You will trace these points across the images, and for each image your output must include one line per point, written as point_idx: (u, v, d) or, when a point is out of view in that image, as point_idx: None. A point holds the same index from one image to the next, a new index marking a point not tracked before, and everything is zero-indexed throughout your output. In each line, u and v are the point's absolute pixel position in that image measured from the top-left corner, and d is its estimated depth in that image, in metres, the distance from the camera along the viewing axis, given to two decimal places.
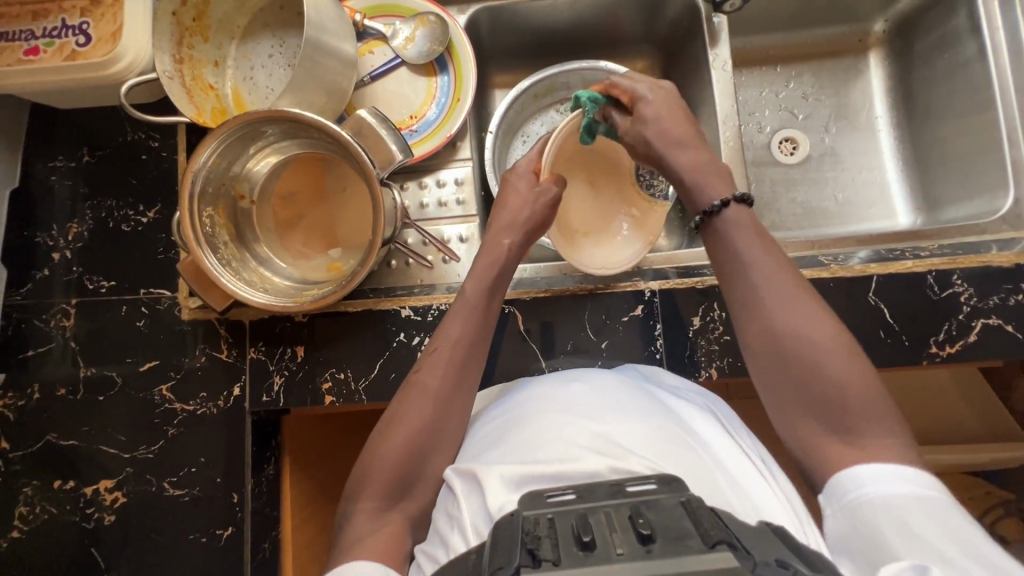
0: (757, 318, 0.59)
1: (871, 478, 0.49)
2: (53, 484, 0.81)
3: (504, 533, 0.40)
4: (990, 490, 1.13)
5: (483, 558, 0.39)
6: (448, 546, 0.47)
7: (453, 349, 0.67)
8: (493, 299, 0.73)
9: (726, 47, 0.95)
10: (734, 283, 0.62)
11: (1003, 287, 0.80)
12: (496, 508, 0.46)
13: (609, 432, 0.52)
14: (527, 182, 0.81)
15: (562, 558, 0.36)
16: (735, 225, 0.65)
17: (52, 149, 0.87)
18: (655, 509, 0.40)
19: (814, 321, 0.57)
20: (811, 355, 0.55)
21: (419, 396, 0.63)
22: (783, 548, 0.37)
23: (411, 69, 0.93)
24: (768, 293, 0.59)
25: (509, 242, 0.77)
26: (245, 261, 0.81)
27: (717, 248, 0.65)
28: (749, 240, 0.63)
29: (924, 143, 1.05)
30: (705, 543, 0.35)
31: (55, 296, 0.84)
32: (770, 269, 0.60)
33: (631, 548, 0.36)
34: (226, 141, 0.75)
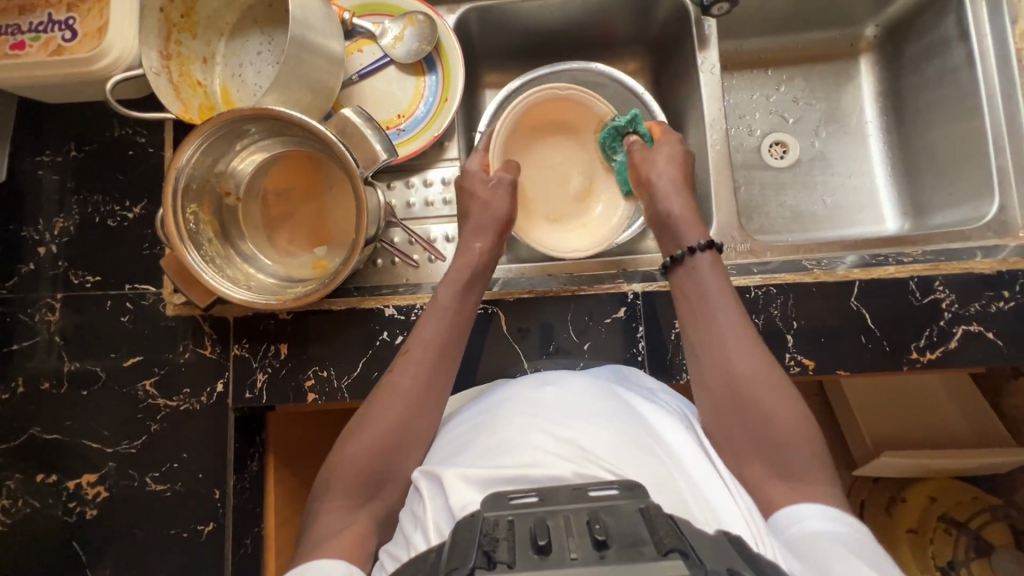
0: (716, 355, 0.62)
1: (809, 513, 0.51)
2: (36, 478, 0.82)
3: (463, 534, 0.40)
4: (977, 496, 1.13)
5: (441, 558, 0.40)
6: (410, 546, 0.47)
7: (428, 348, 0.68)
8: (467, 299, 0.74)
9: (715, 50, 0.95)
10: (699, 320, 0.66)
11: (984, 294, 0.80)
12: (458, 507, 0.47)
13: (576, 437, 0.52)
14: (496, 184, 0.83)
15: (517, 561, 0.37)
16: (707, 265, 0.69)
17: (39, 144, 0.87)
18: (614, 515, 0.40)
19: (768, 366, 0.60)
20: (763, 395, 0.58)
21: (392, 395, 0.63)
22: (737, 560, 0.38)
23: (399, 68, 0.93)
24: (729, 334, 0.63)
25: (481, 246, 0.78)
26: (229, 258, 0.81)
27: (688, 284, 0.69)
28: (720, 282, 0.68)
29: (913, 149, 1.06)
30: (658, 551, 0.36)
31: (40, 291, 0.85)
32: (733, 310, 0.65)
33: (586, 553, 0.37)
34: (209, 139, 0.75)
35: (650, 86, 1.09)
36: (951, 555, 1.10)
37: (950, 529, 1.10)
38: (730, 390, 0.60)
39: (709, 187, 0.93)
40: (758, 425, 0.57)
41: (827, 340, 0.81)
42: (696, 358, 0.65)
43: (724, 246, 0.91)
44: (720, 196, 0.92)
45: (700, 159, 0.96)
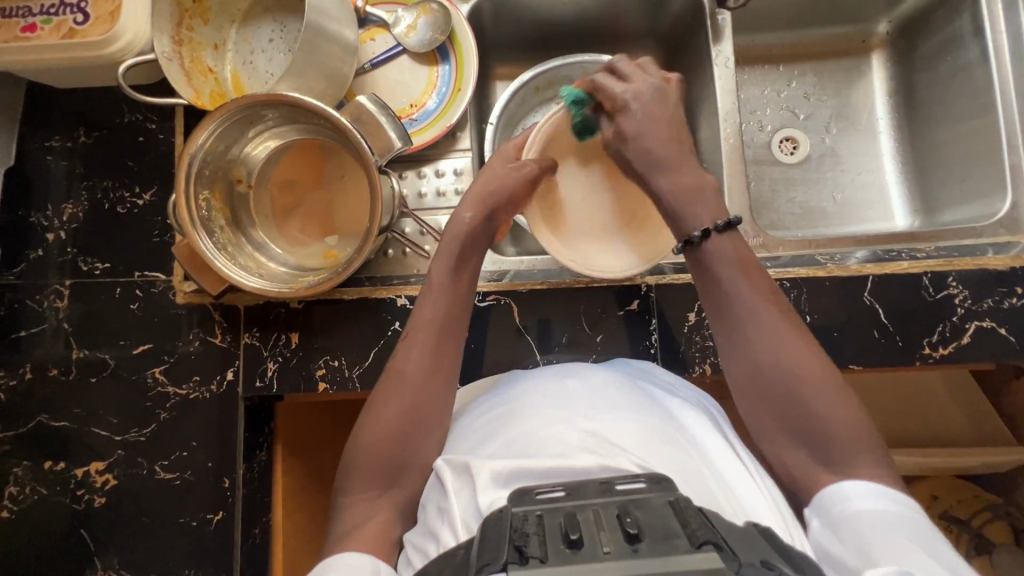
0: (746, 356, 0.59)
1: (857, 493, 0.49)
2: (44, 465, 0.81)
3: (493, 529, 0.40)
4: (979, 494, 1.13)
5: (471, 554, 0.39)
6: (438, 540, 0.47)
7: (427, 329, 0.67)
8: (460, 273, 0.73)
9: (729, 44, 0.94)
10: (721, 317, 0.62)
11: (998, 290, 0.80)
12: (485, 503, 0.46)
13: (601, 430, 0.52)
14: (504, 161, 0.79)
15: (549, 556, 0.37)
16: (718, 255, 0.64)
17: (48, 128, 0.86)
18: (644, 508, 0.40)
19: (798, 358, 0.57)
20: (794, 391, 0.56)
21: (398, 381, 0.63)
22: (769, 550, 0.38)
23: (413, 57, 0.92)
24: (753, 325, 0.60)
25: (471, 215, 0.75)
26: (240, 246, 0.81)
27: (702, 280, 0.65)
28: (733, 270, 0.63)
29: (924, 146, 1.06)
30: (692, 543, 0.36)
31: (48, 277, 0.84)
32: (755, 301, 0.61)
33: (619, 547, 0.37)
34: (223, 124, 0.74)
35: None
36: None
37: (952, 526, 1.11)
38: (766, 387, 0.57)
39: (722, 181, 0.93)
40: (788, 417, 0.56)
41: (839, 334, 0.81)
42: (727, 355, 0.61)
43: None
44: (733, 190, 0.92)
45: (712, 153, 0.96)
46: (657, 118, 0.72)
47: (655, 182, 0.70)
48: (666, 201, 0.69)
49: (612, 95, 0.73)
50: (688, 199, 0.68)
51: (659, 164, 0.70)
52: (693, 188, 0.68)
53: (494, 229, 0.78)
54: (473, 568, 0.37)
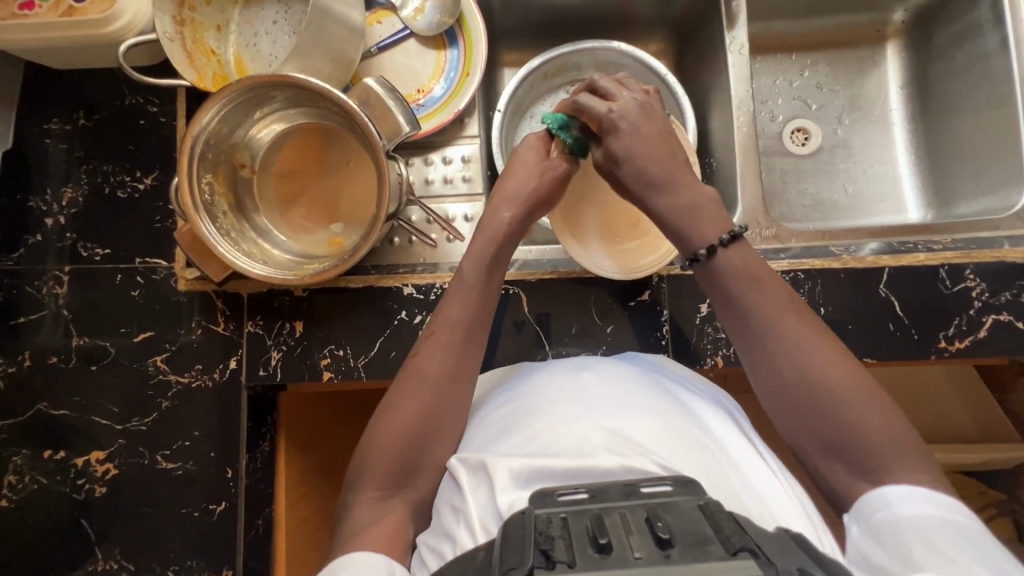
0: (771, 369, 0.57)
1: (900, 497, 0.48)
2: (43, 454, 0.80)
3: (516, 531, 0.39)
4: (984, 490, 1.13)
5: (493, 556, 0.38)
6: (454, 541, 0.46)
7: (456, 330, 0.65)
8: (492, 278, 0.70)
9: (744, 30, 0.92)
10: (738, 329, 0.60)
11: (1015, 284, 0.79)
12: (505, 505, 0.45)
13: (623, 426, 0.51)
14: (537, 154, 0.75)
15: (577, 561, 0.36)
16: (728, 265, 0.62)
17: (46, 110, 0.84)
18: (673, 512, 0.40)
19: (825, 368, 0.55)
20: (828, 400, 0.54)
21: (418, 379, 0.62)
22: (804, 558, 0.37)
23: (420, 41, 0.90)
24: (777, 339, 0.57)
25: (510, 216, 0.73)
26: (243, 232, 0.79)
27: (714, 293, 0.63)
28: (740, 279, 0.61)
29: (939, 137, 1.04)
30: (726, 550, 0.35)
31: (47, 263, 0.82)
32: (769, 311, 0.58)
33: (650, 552, 0.36)
34: (229, 106, 0.73)
35: (673, 67, 1.06)
36: None
37: None
38: (795, 402, 0.55)
39: (734, 171, 0.91)
40: (821, 417, 0.54)
41: (854, 327, 0.80)
42: (752, 369, 0.59)
43: (748, 230, 0.89)
44: (745, 179, 0.90)
45: (725, 143, 0.94)
46: (647, 132, 0.69)
47: (652, 200, 0.67)
48: (665, 221, 0.66)
49: (599, 109, 0.70)
50: (689, 217, 0.65)
51: (656, 183, 0.67)
52: (693, 207, 0.65)
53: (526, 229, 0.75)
54: (497, 572, 0.36)
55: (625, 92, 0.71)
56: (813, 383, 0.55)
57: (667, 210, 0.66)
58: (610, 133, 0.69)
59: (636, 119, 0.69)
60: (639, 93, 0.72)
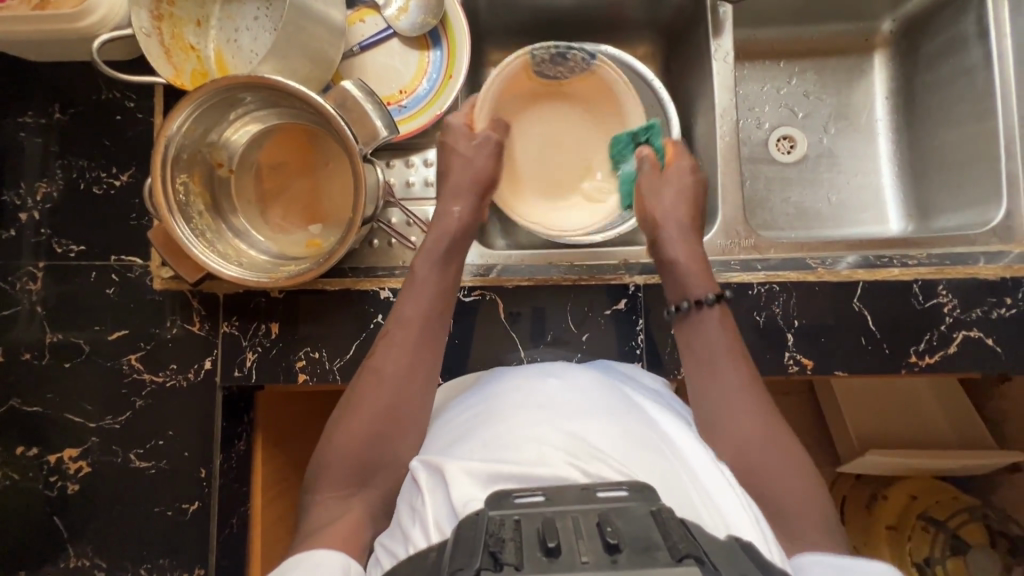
0: (722, 421, 0.60)
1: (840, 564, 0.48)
2: (16, 450, 0.80)
3: (468, 534, 0.41)
4: (957, 496, 1.13)
5: (443, 558, 0.40)
6: (408, 542, 0.46)
7: (411, 329, 0.67)
8: (447, 267, 0.73)
9: (730, 38, 0.92)
10: (700, 379, 0.65)
11: (987, 300, 0.80)
12: (461, 502, 0.46)
13: (582, 432, 0.51)
14: (466, 139, 0.80)
15: (525, 564, 0.37)
16: (712, 322, 0.68)
17: (21, 103, 0.83)
18: (625, 517, 0.41)
19: (777, 439, 0.58)
20: (774, 468, 0.56)
21: (375, 381, 0.63)
22: (749, 568, 0.39)
23: (403, 41, 0.89)
24: (741, 401, 0.61)
25: (460, 210, 0.76)
26: (220, 232, 0.78)
27: (698, 343, 0.68)
28: (726, 341, 0.66)
29: (922, 149, 1.04)
30: (672, 557, 0.37)
31: (22, 259, 0.81)
32: (742, 376, 0.63)
33: (598, 557, 0.37)
34: (201, 107, 0.72)
35: (660, 72, 1.06)
36: (929, 552, 1.10)
37: (929, 526, 1.11)
38: (740, 462, 0.57)
39: (716, 179, 0.91)
40: (755, 480, 0.56)
41: (827, 339, 0.81)
42: (702, 422, 0.61)
43: (727, 240, 0.89)
44: (726, 189, 0.90)
45: (708, 151, 0.94)
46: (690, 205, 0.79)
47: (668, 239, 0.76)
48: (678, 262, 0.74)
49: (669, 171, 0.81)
50: None
51: (678, 225, 0.77)
52: (703, 260, 0.74)
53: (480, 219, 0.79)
54: (446, 570, 0.38)
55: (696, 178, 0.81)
56: (751, 448, 0.57)
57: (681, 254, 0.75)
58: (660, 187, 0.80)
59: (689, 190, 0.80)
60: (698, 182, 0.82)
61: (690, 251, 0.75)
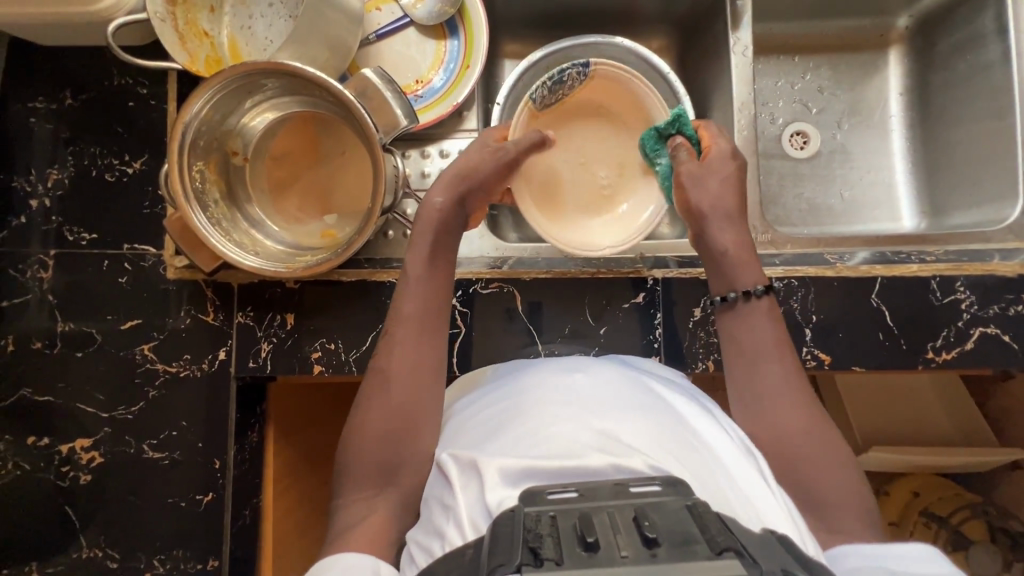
0: (765, 412, 0.59)
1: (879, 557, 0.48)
2: (27, 440, 0.79)
3: (505, 530, 0.40)
4: (959, 492, 1.14)
5: (482, 554, 0.39)
6: (444, 539, 0.46)
7: (410, 325, 0.65)
8: (437, 261, 0.70)
9: (749, 31, 0.92)
10: (745, 373, 0.63)
11: (1004, 297, 0.80)
12: (495, 503, 0.45)
13: (611, 428, 0.51)
14: (477, 151, 0.77)
15: (565, 558, 0.37)
16: (760, 313, 0.66)
17: (31, 88, 0.81)
18: (660, 511, 0.40)
19: (821, 430, 0.58)
20: (816, 462, 0.56)
21: (389, 380, 0.62)
22: (786, 558, 0.39)
23: (419, 30, 0.88)
24: (784, 393, 0.60)
25: (442, 201, 0.73)
26: (235, 221, 0.78)
27: (740, 332, 0.65)
28: (772, 332, 0.64)
29: (937, 146, 1.04)
30: (712, 550, 0.36)
31: (31, 246, 0.80)
32: (784, 366, 0.62)
33: (637, 551, 0.37)
34: (219, 93, 0.71)
35: (675, 66, 1.05)
36: None
37: (931, 522, 1.10)
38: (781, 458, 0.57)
39: None
40: (793, 473, 0.56)
41: (843, 335, 0.81)
42: (742, 415, 0.61)
43: None
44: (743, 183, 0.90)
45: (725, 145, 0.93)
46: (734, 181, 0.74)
47: (713, 226, 0.72)
48: (724, 253, 0.70)
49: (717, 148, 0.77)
50: None
51: (727, 213, 0.72)
52: (749, 245, 0.71)
53: (465, 212, 0.76)
54: (486, 567, 0.38)
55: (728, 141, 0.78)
56: (791, 438, 0.57)
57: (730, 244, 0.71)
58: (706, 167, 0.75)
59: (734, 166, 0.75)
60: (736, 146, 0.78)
61: (737, 237, 0.71)
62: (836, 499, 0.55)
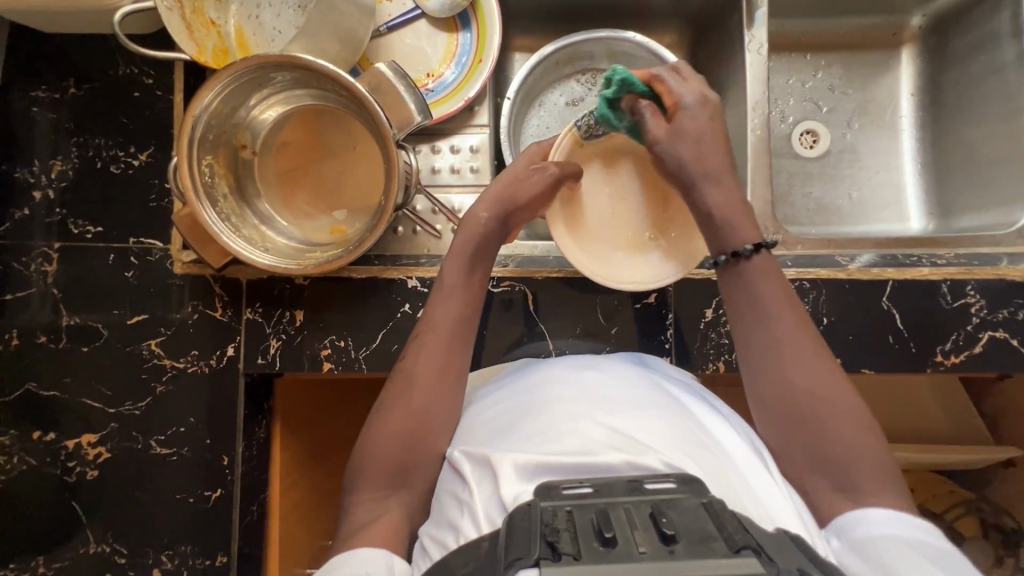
0: (775, 375, 0.57)
1: (883, 525, 0.48)
2: (32, 435, 0.78)
3: (522, 523, 0.40)
4: (954, 489, 1.15)
5: (499, 548, 0.39)
6: (457, 532, 0.46)
7: (441, 332, 0.65)
8: (477, 267, 0.71)
9: (764, 28, 0.91)
10: (750, 335, 0.59)
11: (1013, 302, 0.80)
12: (509, 497, 0.45)
13: (624, 426, 0.51)
14: (527, 158, 0.76)
15: (582, 553, 0.37)
16: (759, 274, 0.61)
17: (33, 77, 0.79)
18: (677, 509, 0.40)
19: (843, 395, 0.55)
20: (839, 426, 0.54)
21: (410, 381, 0.62)
22: (802, 558, 0.39)
23: (431, 22, 0.87)
24: (793, 354, 0.57)
25: (487, 216, 0.73)
26: (245, 217, 0.76)
27: (736, 293, 0.61)
28: (778, 289, 0.60)
29: (947, 148, 1.04)
30: (730, 548, 0.36)
31: (35, 239, 0.79)
32: (789, 325, 0.58)
33: (654, 547, 0.37)
34: (229, 86, 0.69)
35: (686, 62, 1.04)
36: None
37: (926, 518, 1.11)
38: (795, 424, 0.55)
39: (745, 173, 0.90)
40: (808, 436, 0.54)
41: (853, 336, 0.81)
42: (751, 378, 0.58)
43: None
44: (755, 183, 0.89)
45: (737, 144, 0.93)
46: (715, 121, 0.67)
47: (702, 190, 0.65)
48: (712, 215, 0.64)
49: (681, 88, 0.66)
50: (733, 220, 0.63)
51: (711, 174, 0.65)
52: (743, 205, 0.65)
53: (506, 234, 0.75)
54: (503, 563, 0.37)
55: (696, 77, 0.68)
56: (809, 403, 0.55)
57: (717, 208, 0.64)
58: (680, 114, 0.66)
59: (709, 104, 0.67)
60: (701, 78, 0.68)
61: (727, 199, 0.64)
62: (855, 458, 0.52)
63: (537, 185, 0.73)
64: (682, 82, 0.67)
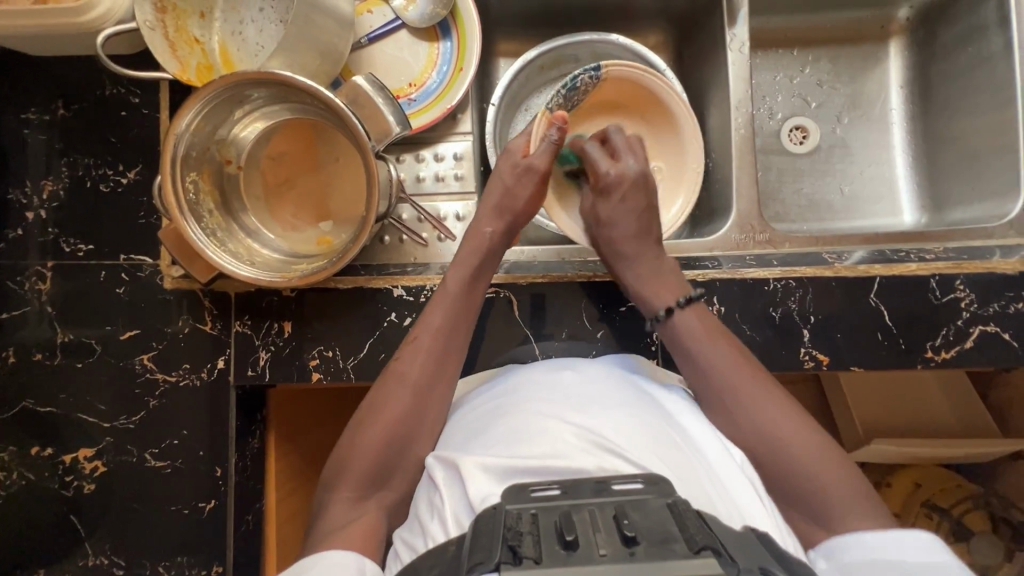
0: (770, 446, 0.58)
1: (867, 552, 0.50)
2: (31, 451, 0.80)
3: (486, 527, 0.40)
4: (961, 484, 1.12)
5: (463, 553, 0.40)
6: (426, 535, 0.46)
7: (433, 339, 0.67)
8: (476, 289, 0.73)
9: (745, 27, 0.90)
10: (701, 385, 0.64)
11: (1004, 295, 0.80)
12: (478, 498, 0.45)
13: (593, 424, 0.51)
14: (511, 167, 0.77)
15: (544, 557, 0.37)
16: (692, 337, 0.67)
17: (23, 100, 0.81)
18: (641, 510, 0.40)
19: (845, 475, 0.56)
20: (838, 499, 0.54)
21: (399, 382, 0.63)
22: (766, 557, 0.39)
23: (412, 32, 0.87)
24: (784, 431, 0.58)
25: (492, 231, 0.75)
26: (231, 232, 0.78)
27: (682, 355, 0.67)
28: (717, 339, 0.66)
29: (938, 140, 1.03)
30: (690, 548, 0.36)
31: (29, 258, 0.80)
32: (768, 400, 0.60)
33: (615, 549, 0.37)
34: (209, 104, 0.70)
35: (671, 63, 1.04)
36: None
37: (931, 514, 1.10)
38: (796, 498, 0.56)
39: (731, 173, 0.90)
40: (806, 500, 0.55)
41: (842, 334, 0.80)
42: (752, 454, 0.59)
43: (741, 235, 0.88)
44: (741, 183, 0.89)
45: (722, 143, 0.93)
46: (635, 201, 0.77)
47: (619, 264, 0.77)
48: (630, 286, 0.76)
49: (603, 168, 0.77)
50: (651, 283, 0.74)
51: (626, 253, 0.76)
52: (659, 272, 0.75)
53: (511, 238, 0.77)
54: (465, 567, 0.38)
55: (631, 158, 0.78)
56: (810, 471, 0.56)
57: (637, 278, 0.75)
58: (604, 194, 0.77)
59: (627, 187, 0.76)
60: (643, 159, 0.78)
61: (646, 272, 0.75)
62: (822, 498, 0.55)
63: (530, 188, 0.76)
64: (613, 164, 0.78)
